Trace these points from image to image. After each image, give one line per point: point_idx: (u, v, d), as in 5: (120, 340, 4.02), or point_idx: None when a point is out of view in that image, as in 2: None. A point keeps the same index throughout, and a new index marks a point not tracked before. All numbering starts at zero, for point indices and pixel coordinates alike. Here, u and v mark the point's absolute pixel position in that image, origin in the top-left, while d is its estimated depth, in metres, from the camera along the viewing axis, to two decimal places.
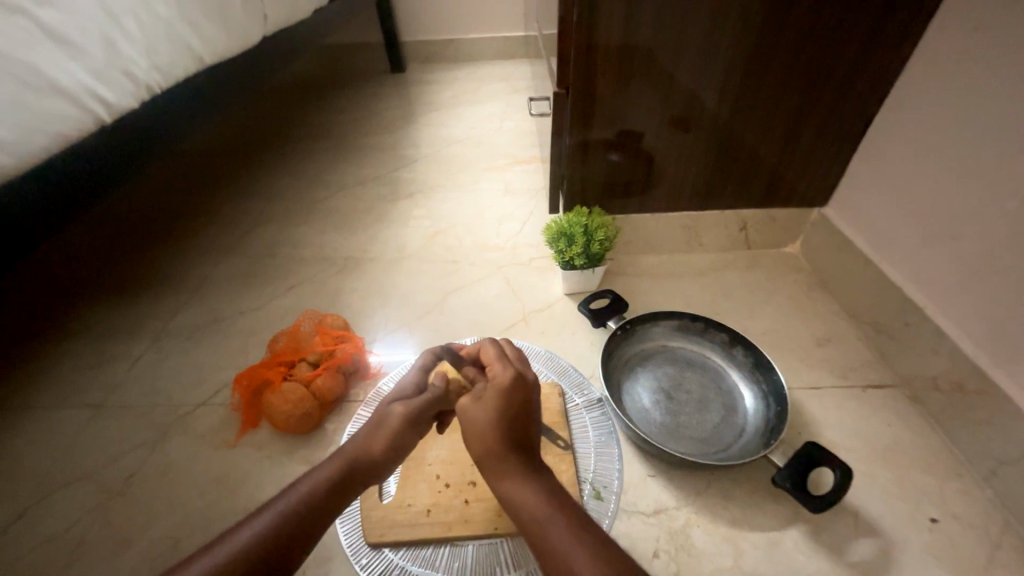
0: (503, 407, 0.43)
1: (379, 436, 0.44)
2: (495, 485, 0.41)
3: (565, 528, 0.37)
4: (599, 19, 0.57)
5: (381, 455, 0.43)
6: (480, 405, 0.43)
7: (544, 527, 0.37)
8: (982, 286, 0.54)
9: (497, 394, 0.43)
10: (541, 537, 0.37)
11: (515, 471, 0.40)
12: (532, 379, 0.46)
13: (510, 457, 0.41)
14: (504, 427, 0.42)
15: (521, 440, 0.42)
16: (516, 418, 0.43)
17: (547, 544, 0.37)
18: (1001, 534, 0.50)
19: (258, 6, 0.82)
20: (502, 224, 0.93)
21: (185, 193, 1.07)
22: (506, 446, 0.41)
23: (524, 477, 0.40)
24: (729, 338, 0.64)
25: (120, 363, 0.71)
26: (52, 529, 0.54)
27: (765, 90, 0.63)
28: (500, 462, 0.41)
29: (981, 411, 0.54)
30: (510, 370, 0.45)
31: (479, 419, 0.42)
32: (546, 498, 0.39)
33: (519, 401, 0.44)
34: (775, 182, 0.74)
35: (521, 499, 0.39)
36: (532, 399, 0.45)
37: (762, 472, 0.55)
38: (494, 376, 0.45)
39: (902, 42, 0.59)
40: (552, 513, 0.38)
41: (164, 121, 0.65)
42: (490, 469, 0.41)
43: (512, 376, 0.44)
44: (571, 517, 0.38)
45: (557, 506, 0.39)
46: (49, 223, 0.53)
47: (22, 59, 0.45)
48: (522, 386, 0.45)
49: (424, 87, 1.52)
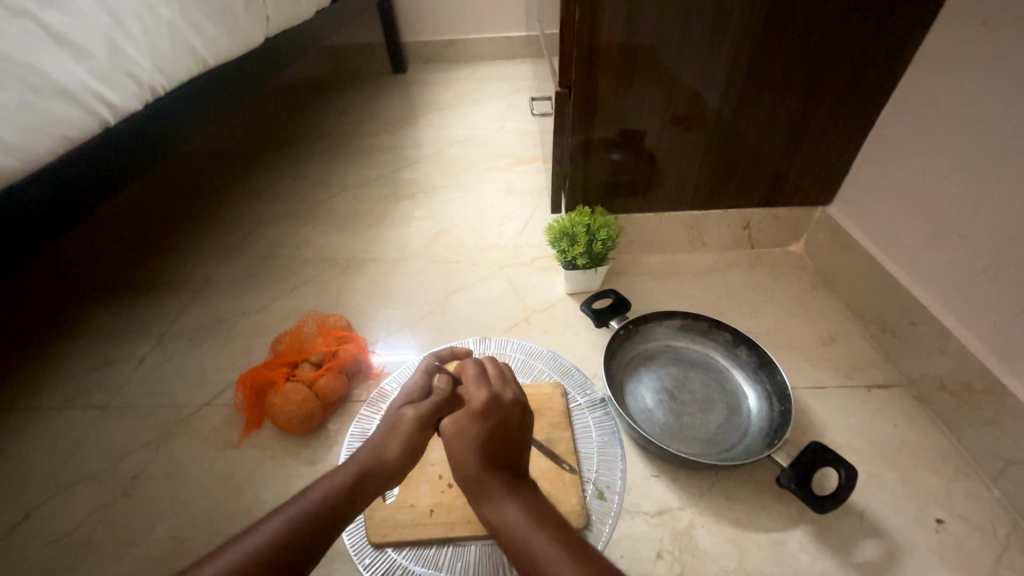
0: (479, 431, 0.43)
1: (392, 441, 0.44)
2: (478, 506, 0.41)
3: (545, 545, 0.38)
4: (601, 18, 0.57)
5: (394, 460, 0.43)
6: (457, 430, 0.43)
7: (525, 545, 0.38)
8: (989, 285, 0.54)
9: (472, 418, 0.44)
10: (523, 555, 0.38)
11: (495, 491, 0.41)
12: (510, 397, 0.46)
13: (489, 477, 0.42)
14: (485, 449, 0.42)
15: (501, 459, 0.43)
16: (494, 439, 0.43)
17: (529, 561, 0.37)
18: (1009, 534, 0.50)
19: (260, 8, 0.82)
20: (504, 224, 0.93)
21: (188, 195, 1.08)
22: (485, 467, 0.42)
23: (505, 496, 0.41)
24: (732, 338, 0.64)
25: (124, 365, 0.71)
26: (57, 529, 0.54)
27: (769, 88, 0.62)
28: (479, 484, 0.41)
29: (988, 410, 0.54)
30: (484, 392, 0.45)
31: (457, 443, 0.43)
32: (527, 516, 0.40)
33: (496, 422, 0.44)
34: (779, 181, 0.73)
35: (502, 519, 0.40)
36: (512, 418, 0.45)
37: (766, 473, 0.55)
38: (469, 400, 0.45)
39: (907, 39, 0.58)
40: (533, 531, 0.38)
41: (168, 123, 0.65)
42: (471, 491, 0.42)
43: (486, 398, 0.45)
44: (554, 533, 0.38)
45: (539, 523, 0.39)
46: (53, 224, 0.53)
47: (26, 61, 0.45)
48: (498, 407, 0.45)
49: (425, 88, 1.52)
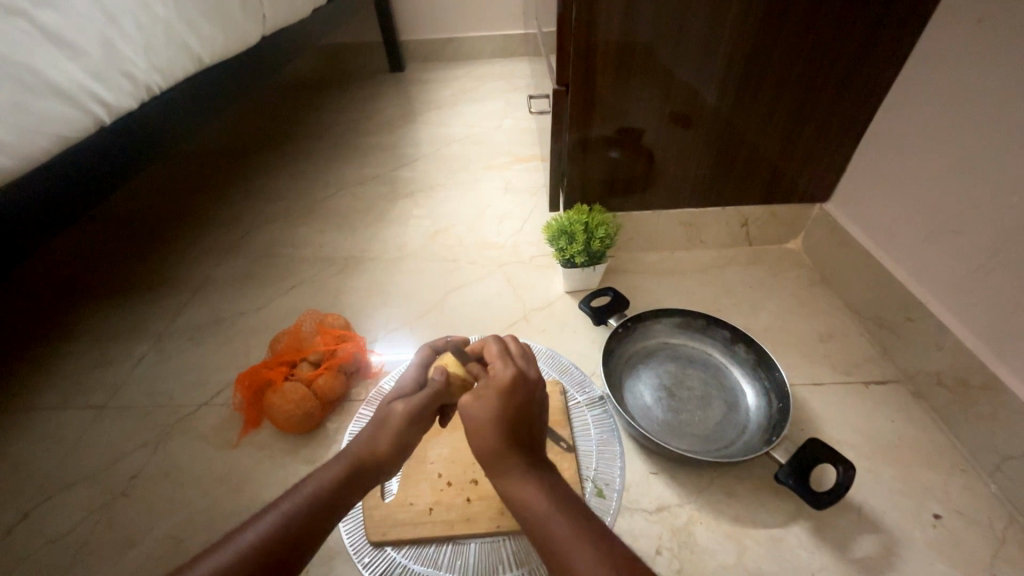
0: (503, 407, 0.42)
1: (381, 436, 0.43)
2: (497, 482, 0.41)
3: (565, 525, 0.37)
4: (599, 16, 0.57)
5: (385, 454, 0.43)
6: (480, 404, 0.42)
7: (545, 524, 0.38)
8: (986, 281, 0.54)
9: (496, 394, 0.43)
10: (542, 533, 0.37)
11: (516, 469, 0.40)
12: (534, 376, 0.46)
13: (510, 455, 0.41)
14: (511, 425, 0.42)
15: (522, 438, 0.42)
16: (517, 417, 0.42)
17: (548, 541, 0.37)
18: (1005, 529, 0.50)
19: (257, 7, 0.82)
20: (502, 222, 0.93)
21: (185, 194, 1.08)
22: (506, 444, 0.41)
23: (525, 475, 0.40)
24: (730, 335, 0.64)
25: (121, 365, 0.71)
26: (55, 530, 0.54)
27: (766, 86, 0.62)
28: (501, 460, 0.41)
29: (985, 406, 0.54)
30: (511, 368, 0.44)
31: (478, 418, 0.42)
32: (548, 496, 0.39)
33: (521, 399, 0.43)
34: (776, 179, 0.73)
35: (523, 497, 0.39)
36: (535, 397, 0.44)
37: (764, 469, 0.55)
38: (494, 375, 0.44)
39: (904, 36, 0.58)
40: (554, 511, 0.38)
41: (164, 123, 0.65)
42: (491, 466, 0.41)
43: (512, 375, 0.44)
44: (577, 513, 0.38)
45: (560, 504, 0.39)
46: (48, 225, 0.53)
47: (21, 61, 0.45)
48: (523, 384, 0.44)
49: (423, 86, 1.52)
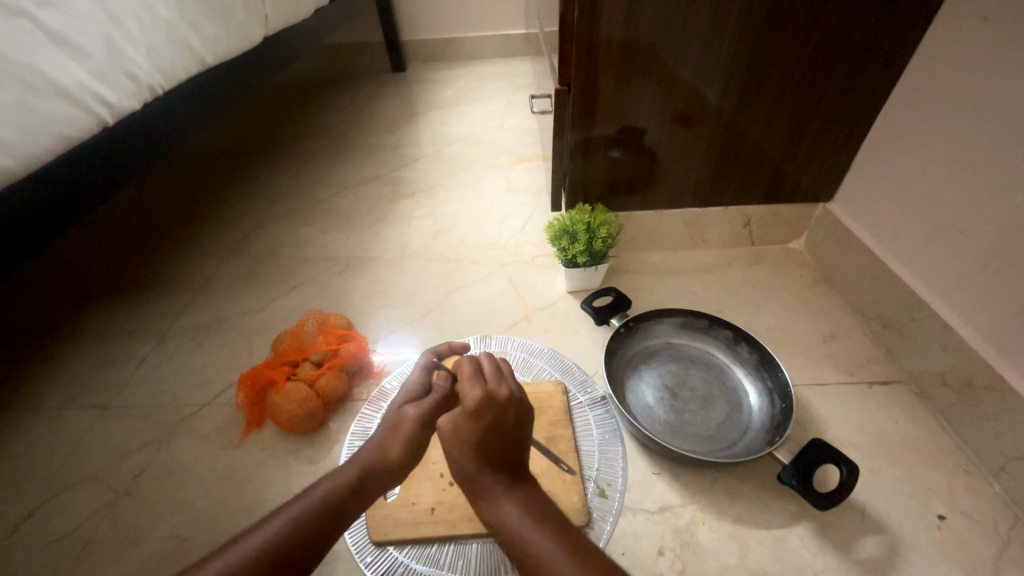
0: (473, 432, 0.43)
1: (394, 441, 0.44)
2: (479, 505, 0.42)
3: (544, 545, 0.38)
4: (600, 15, 0.56)
5: (396, 461, 0.43)
6: (452, 431, 0.43)
7: (525, 544, 0.39)
8: (990, 281, 0.54)
9: (465, 420, 0.43)
10: (522, 552, 0.39)
11: (495, 490, 0.42)
12: (504, 394, 0.45)
13: (488, 477, 0.42)
14: (481, 449, 0.42)
15: (497, 460, 0.43)
16: (489, 440, 0.43)
17: (528, 560, 0.38)
18: (1010, 530, 0.50)
19: (258, 6, 0.82)
20: (504, 222, 0.93)
21: (188, 194, 1.08)
22: (482, 468, 0.42)
23: (504, 496, 0.41)
24: (732, 335, 0.64)
25: (125, 365, 0.71)
26: (59, 529, 0.54)
27: (769, 85, 0.62)
28: (479, 484, 0.42)
29: (989, 406, 0.54)
30: (476, 391, 0.44)
31: (452, 444, 0.43)
32: (527, 516, 0.40)
33: (489, 422, 0.43)
34: (779, 178, 0.73)
35: (502, 518, 0.40)
36: (507, 415, 0.44)
37: (767, 470, 0.55)
38: (463, 399, 0.44)
39: (908, 34, 0.58)
40: (532, 531, 0.39)
41: (166, 123, 0.65)
42: (471, 489, 0.43)
43: (478, 398, 0.44)
44: (553, 531, 0.39)
45: (537, 524, 0.39)
46: (51, 225, 0.53)
47: (24, 61, 0.45)
48: (492, 406, 0.44)
49: (425, 86, 1.52)
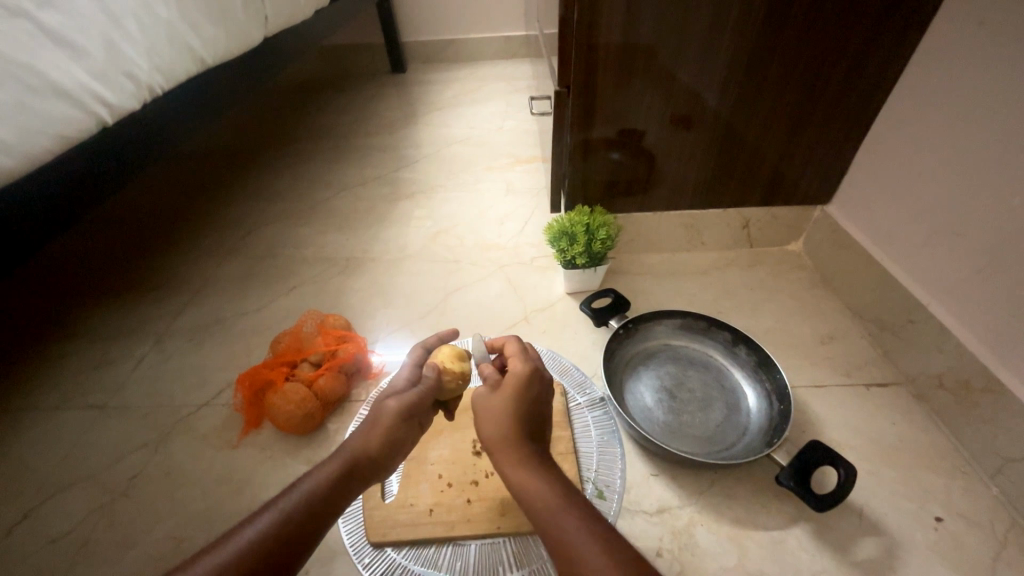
0: (518, 401, 0.43)
1: (373, 434, 0.43)
2: (507, 475, 0.40)
3: (574, 523, 0.36)
4: (599, 17, 0.57)
5: (377, 454, 0.42)
6: (498, 395, 0.43)
7: (556, 520, 0.36)
8: (987, 283, 0.54)
9: (513, 387, 0.43)
10: (553, 529, 0.36)
11: (527, 462, 0.40)
12: (547, 376, 0.47)
13: (523, 448, 0.40)
14: (520, 420, 0.42)
15: (533, 433, 0.42)
16: (530, 412, 0.43)
17: (557, 537, 0.35)
18: (1006, 532, 0.50)
19: (258, 7, 0.82)
20: (503, 223, 0.93)
21: (187, 194, 1.08)
22: (520, 438, 0.41)
23: (535, 469, 0.39)
24: (731, 337, 0.64)
25: (122, 365, 0.71)
26: (55, 530, 0.54)
27: (767, 88, 0.62)
28: (511, 452, 0.40)
29: (986, 408, 0.54)
30: (529, 363, 0.46)
31: (492, 409, 0.42)
32: (558, 491, 0.38)
33: (536, 395, 0.44)
34: (778, 181, 0.73)
35: (533, 489, 0.38)
36: (547, 395, 0.46)
37: (765, 471, 0.55)
38: (512, 370, 0.45)
39: (905, 39, 0.58)
40: (564, 508, 0.37)
41: (166, 122, 0.65)
42: (502, 457, 0.40)
43: (529, 371, 0.45)
44: (582, 512, 0.37)
45: (566, 501, 0.37)
46: (49, 225, 0.53)
47: (23, 61, 0.45)
48: (539, 381, 0.45)
49: (425, 88, 1.52)
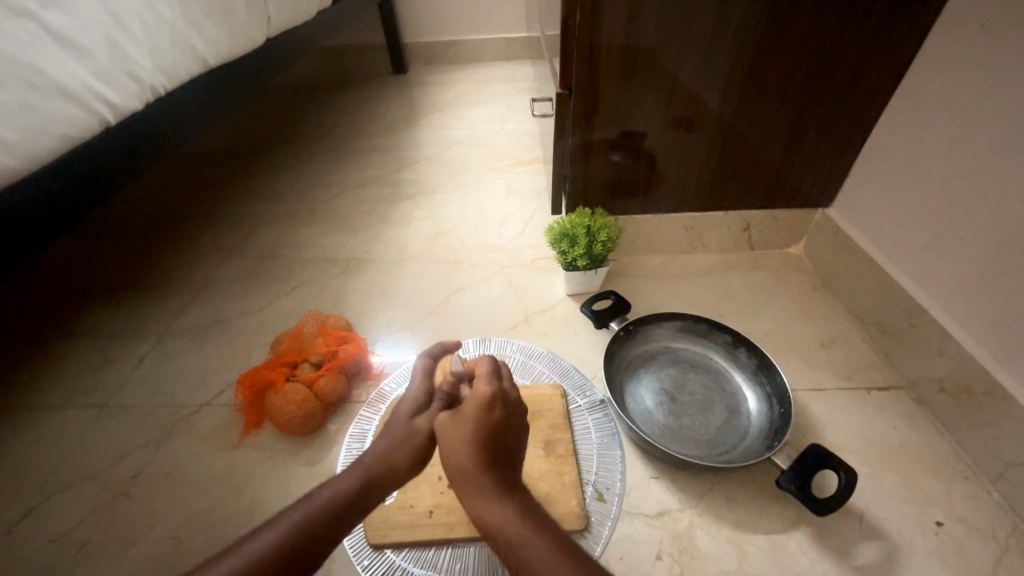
0: (480, 429, 0.42)
1: (400, 449, 0.43)
2: (470, 507, 0.40)
3: (537, 550, 0.36)
4: (602, 19, 0.57)
5: (403, 469, 0.43)
6: (458, 426, 0.43)
7: (520, 548, 0.37)
8: (989, 287, 0.54)
9: (474, 416, 0.43)
10: (516, 557, 0.36)
11: (489, 492, 0.40)
12: (512, 395, 0.46)
13: (483, 477, 0.40)
14: (478, 450, 0.41)
15: (496, 459, 0.42)
16: (492, 436, 0.42)
17: (521, 565, 0.36)
18: (1008, 537, 0.50)
19: (261, 8, 0.82)
20: (504, 225, 0.93)
21: (189, 194, 1.08)
22: (482, 467, 0.41)
23: (497, 498, 0.40)
24: (731, 339, 0.64)
25: (123, 365, 0.71)
26: (55, 530, 0.54)
27: (768, 91, 0.62)
28: (473, 483, 0.40)
29: (986, 412, 0.54)
30: (489, 386, 0.44)
31: (453, 439, 0.42)
32: (522, 519, 0.38)
33: (499, 418, 0.43)
34: (779, 183, 0.73)
35: (496, 519, 0.38)
36: (514, 415, 0.45)
37: (766, 475, 0.55)
38: (473, 395, 0.45)
39: (908, 42, 0.58)
40: (526, 537, 0.37)
41: (168, 123, 0.65)
42: (465, 488, 0.41)
43: (489, 394, 0.44)
44: (545, 539, 0.37)
45: (530, 527, 0.38)
46: (51, 225, 0.53)
47: (27, 61, 0.45)
48: (502, 403, 0.44)
49: (426, 89, 1.53)
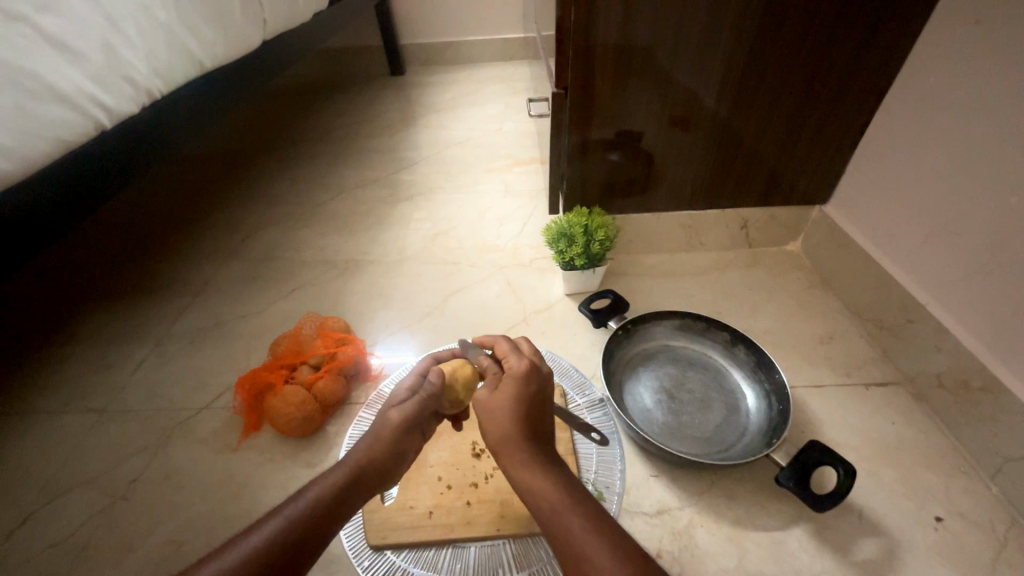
0: (520, 399, 0.42)
1: (381, 444, 0.43)
2: (510, 472, 0.40)
3: (579, 523, 0.36)
4: (597, 18, 0.57)
5: (384, 464, 0.43)
6: (497, 395, 0.42)
7: (561, 516, 0.36)
8: (986, 282, 0.54)
9: (512, 386, 0.43)
10: (557, 525, 0.36)
11: (530, 462, 0.39)
12: (546, 370, 0.46)
13: (524, 445, 0.40)
14: (519, 418, 0.41)
15: (535, 431, 0.41)
16: (533, 407, 0.42)
17: (562, 535, 0.36)
18: (1007, 532, 0.50)
19: (257, 10, 0.82)
20: (503, 225, 0.93)
21: (186, 198, 1.08)
22: (524, 436, 0.40)
23: (540, 467, 0.39)
24: (730, 337, 0.64)
25: (122, 369, 0.71)
26: (55, 535, 0.54)
27: (764, 89, 0.63)
28: (516, 449, 0.40)
29: (985, 407, 0.54)
30: (525, 360, 0.45)
31: (494, 406, 0.42)
32: (565, 490, 0.38)
33: (535, 391, 0.43)
34: (776, 180, 0.73)
35: (538, 487, 0.38)
36: (547, 389, 0.45)
37: (765, 472, 0.55)
38: (510, 368, 0.45)
39: (902, 38, 0.58)
40: (567, 506, 0.37)
41: (165, 126, 0.65)
42: (506, 455, 0.40)
43: (527, 366, 0.44)
44: (586, 511, 0.37)
45: (571, 497, 0.37)
46: (47, 229, 0.53)
47: (22, 66, 0.45)
48: (539, 376, 0.44)
49: (424, 90, 1.53)
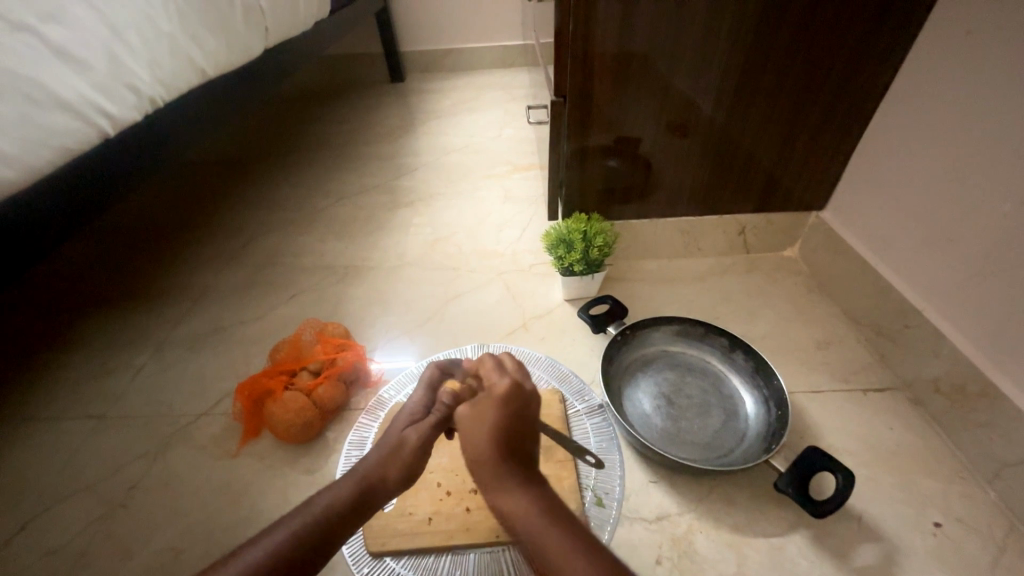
0: (496, 421, 0.42)
1: (394, 462, 0.43)
2: (489, 494, 0.40)
3: (556, 540, 0.36)
4: (595, 27, 0.58)
5: (394, 482, 0.42)
6: (476, 418, 0.42)
7: (538, 538, 0.37)
8: (982, 288, 0.54)
9: (491, 408, 0.42)
10: (535, 545, 0.37)
11: (507, 482, 0.40)
12: (531, 387, 0.45)
13: (501, 467, 0.40)
14: (494, 442, 0.41)
15: (513, 450, 0.41)
16: (511, 428, 0.42)
17: (540, 556, 0.36)
18: (1005, 538, 0.50)
19: (260, 18, 0.82)
20: (502, 231, 0.93)
21: (187, 204, 1.08)
22: (498, 459, 0.40)
23: (518, 488, 0.39)
24: (728, 343, 0.65)
25: (122, 375, 0.71)
26: (53, 542, 0.54)
27: (761, 96, 0.63)
28: (491, 474, 0.40)
29: (982, 413, 0.54)
30: (505, 379, 0.44)
31: (472, 430, 0.42)
32: (542, 510, 0.38)
33: (515, 411, 0.42)
34: (774, 186, 0.74)
35: (515, 509, 0.38)
36: (532, 406, 0.44)
37: (764, 477, 0.55)
38: (491, 388, 0.44)
39: (897, 46, 0.59)
40: (545, 527, 0.37)
41: (166, 132, 0.65)
42: (484, 480, 0.41)
43: (508, 386, 0.43)
44: (563, 530, 0.37)
45: (547, 515, 0.38)
46: (50, 237, 0.53)
47: (27, 75, 0.45)
48: (519, 396, 0.43)
49: (424, 96, 1.54)
